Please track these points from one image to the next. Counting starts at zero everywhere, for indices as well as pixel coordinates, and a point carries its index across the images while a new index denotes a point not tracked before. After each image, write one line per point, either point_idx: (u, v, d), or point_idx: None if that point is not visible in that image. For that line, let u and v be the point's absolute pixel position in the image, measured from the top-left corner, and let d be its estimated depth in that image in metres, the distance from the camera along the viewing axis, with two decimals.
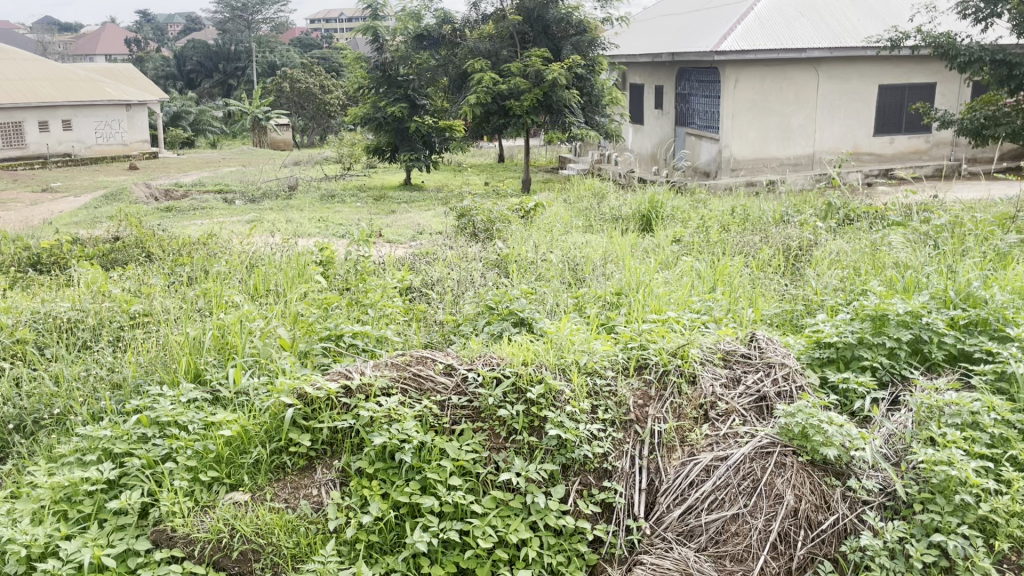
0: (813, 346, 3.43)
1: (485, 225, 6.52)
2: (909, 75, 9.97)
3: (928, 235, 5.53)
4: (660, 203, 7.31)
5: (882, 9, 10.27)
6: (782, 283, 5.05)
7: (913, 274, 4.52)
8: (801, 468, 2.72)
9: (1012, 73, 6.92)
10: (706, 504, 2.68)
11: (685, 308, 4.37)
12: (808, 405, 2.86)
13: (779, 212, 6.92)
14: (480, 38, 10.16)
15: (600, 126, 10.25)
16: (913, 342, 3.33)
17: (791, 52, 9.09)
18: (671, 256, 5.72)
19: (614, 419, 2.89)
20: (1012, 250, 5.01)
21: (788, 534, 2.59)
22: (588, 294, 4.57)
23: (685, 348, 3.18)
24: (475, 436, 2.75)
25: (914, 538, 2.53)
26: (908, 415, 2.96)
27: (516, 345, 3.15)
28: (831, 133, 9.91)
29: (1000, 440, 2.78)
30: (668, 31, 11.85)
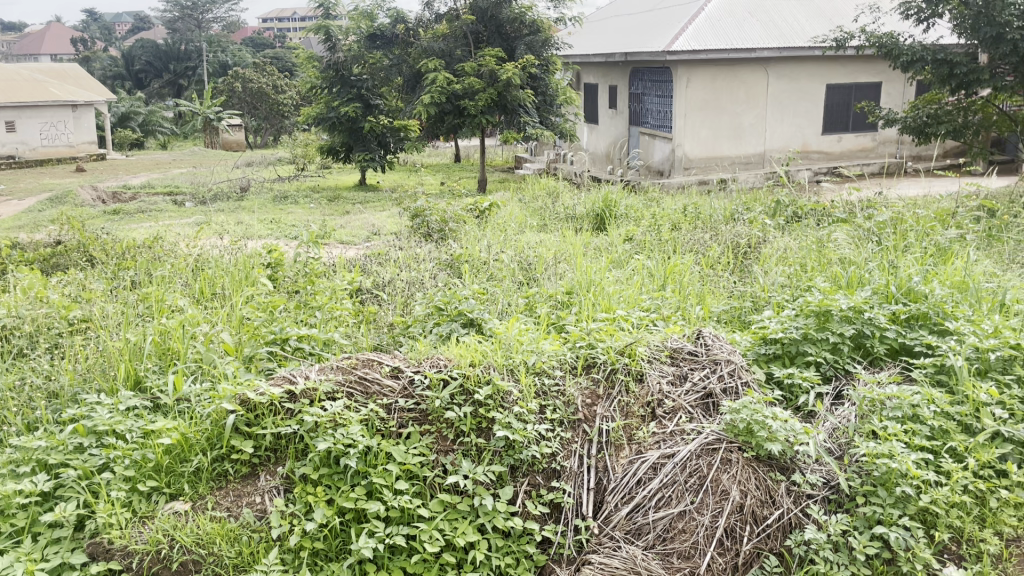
0: (759, 343, 3.46)
1: (439, 225, 6.46)
2: (854, 75, 10.16)
3: (871, 231, 5.63)
4: (613, 202, 7.34)
5: (828, 9, 10.46)
6: (731, 280, 5.11)
7: (857, 270, 4.60)
8: (746, 464, 2.74)
9: (952, 72, 7.05)
10: (653, 502, 2.68)
11: (636, 306, 4.39)
12: (753, 401, 2.89)
13: (730, 210, 7.00)
14: (434, 38, 10.08)
15: (554, 126, 10.26)
16: (856, 337, 3.38)
17: (741, 53, 9.19)
18: (624, 255, 5.74)
19: (562, 418, 2.88)
20: (953, 245, 5.12)
21: (733, 530, 2.61)
22: (538, 294, 4.56)
23: (633, 346, 3.19)
24: (423, 439, 2.72)
25: (858, 531, 2.57)
26: (850, 409, 3.01)
27: (463, 346, 3.12)
28: (780, 132, 10.06)
29: (940, 432, 2.84)
30: (620, 30, 11.91)
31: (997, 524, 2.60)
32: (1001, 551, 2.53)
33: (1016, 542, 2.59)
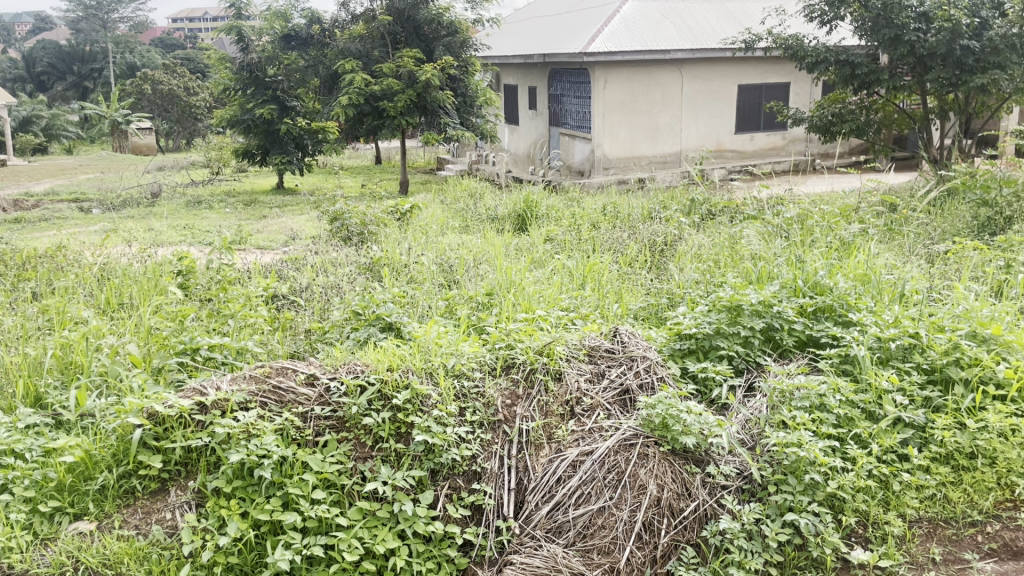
0: (674, 338, 3.53)
1: (358, 228, 6.37)
2: (764, 76, 10.47)
3: (781, 227, 5.82)
4: (534, 203, 7.39)
5: (737, 12, 10.76)
6: (648, 278, 5.20)
7: (766, 265, 4.74)
8: (662, 458, 2.80)
9: (854, 73, 7.34)
10: (573, 500, 2.69)
11: (556, 306, 4.42)
12: (668, 395, 2.94)
13: (647, 209, 7.13)
14: (350, 39, 9.94)
15: (475, 127, 10.26)
16: (766, 330, 3.48)
17: (656, 54, 9.35)
18: (544, 255, 5.78)
19: (482, 420, 2.88)
20: (856, 240, 5.32)
21: (651, 523, 2.65)
22: (459, 296, 4.53)
23: (552, 346, 3.21)
24: (340, 446, 2.68)
25: (769, 518, 2.64)
26: (762, 400, 3.09)
27: (381, 350, 3.07)
28: (695, 132, 10.29)
29: (845, 420, 2.96)
30: (537, 32, 12.00)
31: (901, 507, 2.72)
32: (904, 532, 2.65)
33: (918, 523, 2.72)
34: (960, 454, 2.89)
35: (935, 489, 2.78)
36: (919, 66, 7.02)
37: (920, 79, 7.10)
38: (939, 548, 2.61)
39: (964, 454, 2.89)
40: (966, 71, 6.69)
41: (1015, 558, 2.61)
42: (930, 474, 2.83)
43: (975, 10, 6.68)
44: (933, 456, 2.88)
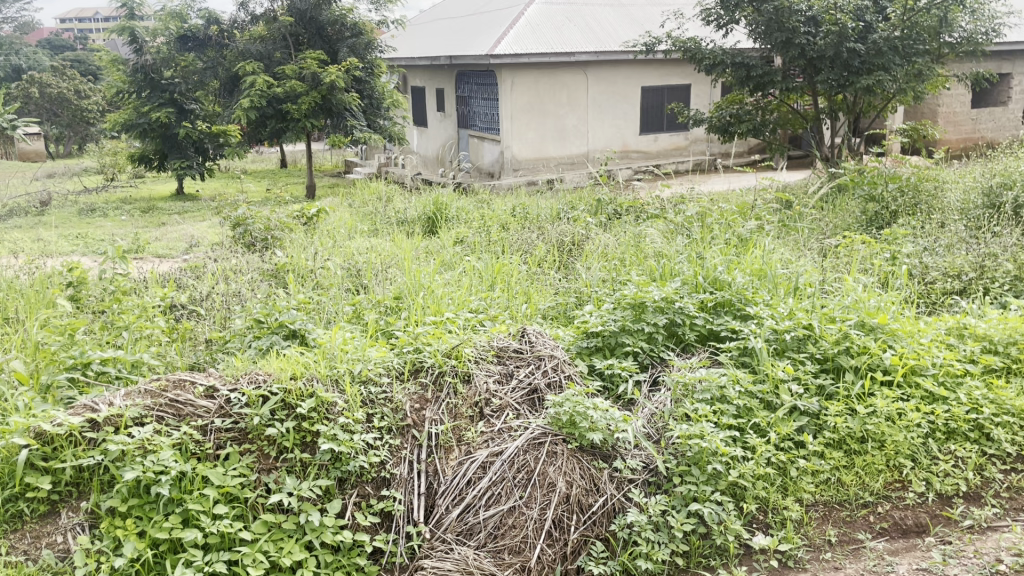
0: (581, 337, 3.58)
1: (262, 234, 6.20)
2: (665, 78, 10.71)
3: (682, 226, 5.98)
4: (444, 205, 7.38)
5: (638, 15, 11.00)
6: (556, 278, 5.26)
7: (668, 262, 4.84)
8: (570, 455, 2.83)
9: (750, 75, 7.58)
10: (484, 501, 2.69)
11: (464, 308, 4.42)
12: (575, 393, 2.98)
13: (555, 210, 7.20)
14: (251, 40, 9.67)
15: (383, 129, 10.16)
16: (669, 326, 3.57)
17: (561, 57, 9.47)
18: (454, 258, 5.77)
19: (390, 426, 2.85)
20: (753, 236, 5.50)
21: (561, 520, 2.68)
22: (366, 300, 4.46)
23: (459, 348, 3.21)
24: (243, 459, 2.61)
25: (675, 510, 2.71)
26: (665, 394, 3.17)
27: (284, 358, 3.00)
28: (601, 133, 10.45)
29: (745, 410, 3.06)
30: (443, 34, 11.97)
31: (798, 492, 2.83)
32: (801, 516, 2.76)
33: (814, 506, 2.84)
34: (852, 439, 3.02)
35: (830, 473, 2.91)
36: (809, 68, 7.33)
37: (811, 80, 7.44)
38: (834, 530, 2.74)
39: (855, 439, 3.02)
40: (853, 72, 7.04)
41: (904, 536, 2.74)
42: (824, 459, 2.95)
43: (859, 14, 6.90)
44: (827, 442, 3.01)
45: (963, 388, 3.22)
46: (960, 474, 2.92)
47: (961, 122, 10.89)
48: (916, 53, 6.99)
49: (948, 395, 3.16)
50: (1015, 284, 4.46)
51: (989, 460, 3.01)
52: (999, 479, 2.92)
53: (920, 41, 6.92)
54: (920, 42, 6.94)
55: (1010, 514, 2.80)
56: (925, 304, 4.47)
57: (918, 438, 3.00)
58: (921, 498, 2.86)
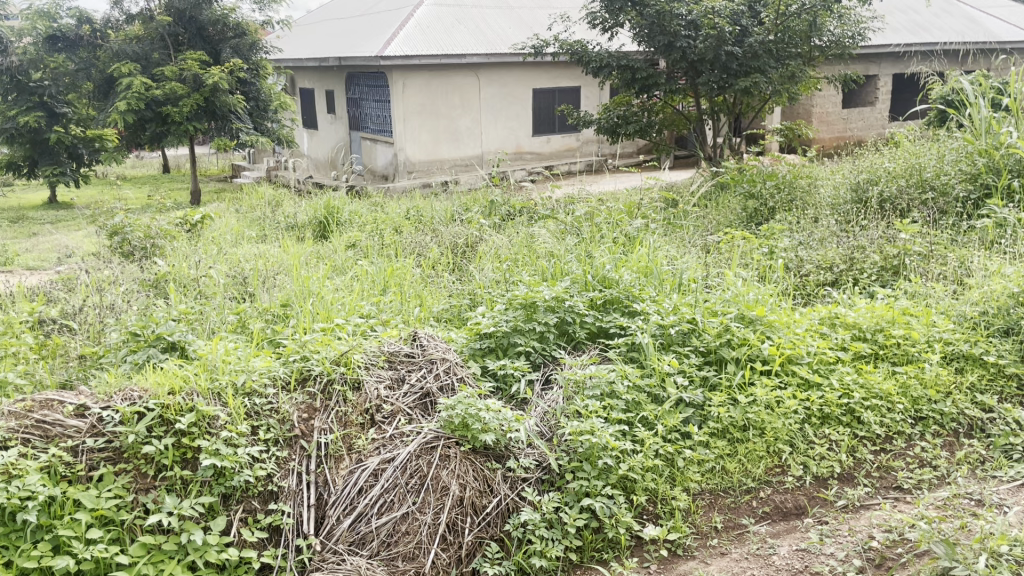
0: (474, 338, 3.57)
1: (141, 242, 5.92)
2: (555, 80, 10.85)
3: (572, 225, 6.08)
4: (335, 208, 7.25)
5: (527, 18, 11.12)
6: (448, 280, 5.24)
7: (559, 262, 4.91)
8: (463, 457, 2.83)
9: (634, 77, 7.75)
10: (375, 509, 2.65)
11: (355, 313, 4.35)
12: (467, 395, 2.97)
13: (449, 212, 7.19)
14: (126, 40, 9.24)
15: (270, 132, 9.96)
16: (559, 324, 3.60)
17: (452, 59, 9.47)
18: (345, 262, 5.68)
19: (277, 437, 2.77)
20: (639, 234, 5.65)
21: (455, 523, 2.67)
22: (252, 309, 4.32)
23: (348, 355, 3.13)
24: (118, 479, 2.48)
25: (567, 506, 2.75)
26: (557, 392, 3.20)
27: (162, 372, 2.87)
28: (494, 134, 10.50)
29: (632, 405, 3.14)
30: (331, 35, 11.77)
31: (685, 482, 2.91)
32: (689, 506, 2.84)
33: (701, 494, 2.92)
34: (735, 427, 3.13)
35: (715, 462, 3.00)
36: (690, 70, 7.59)
37: (693, 82, 7.71)
38: (720, 516, 2.83)
39: (738, 427, 3.13)
40: (732, 74, 7.31)
41: (785, 518, 2.85)
42: (709, 449, 3.05)
43: (736, 19, 7.12)
44: (711, 431, 3.11)
45: (836, 374, 3.39)
46: (834, 456, 3.05)
47: (833, 122, 11.49)
48: (790, 56, 7.38)
49: (822, 381, 3.32)
50: (881, 274, 4.72)
51: (860, 442, 3.15)
52: (870, 460, 3.07)
53: (793, 44, 7.30)
54: (792, 45, 7.35)
55: (880, 492, 2.95)
56: (801, 295, 4.69)
57: (795, 425, 3.13)
58: (800, 481, 2.99)
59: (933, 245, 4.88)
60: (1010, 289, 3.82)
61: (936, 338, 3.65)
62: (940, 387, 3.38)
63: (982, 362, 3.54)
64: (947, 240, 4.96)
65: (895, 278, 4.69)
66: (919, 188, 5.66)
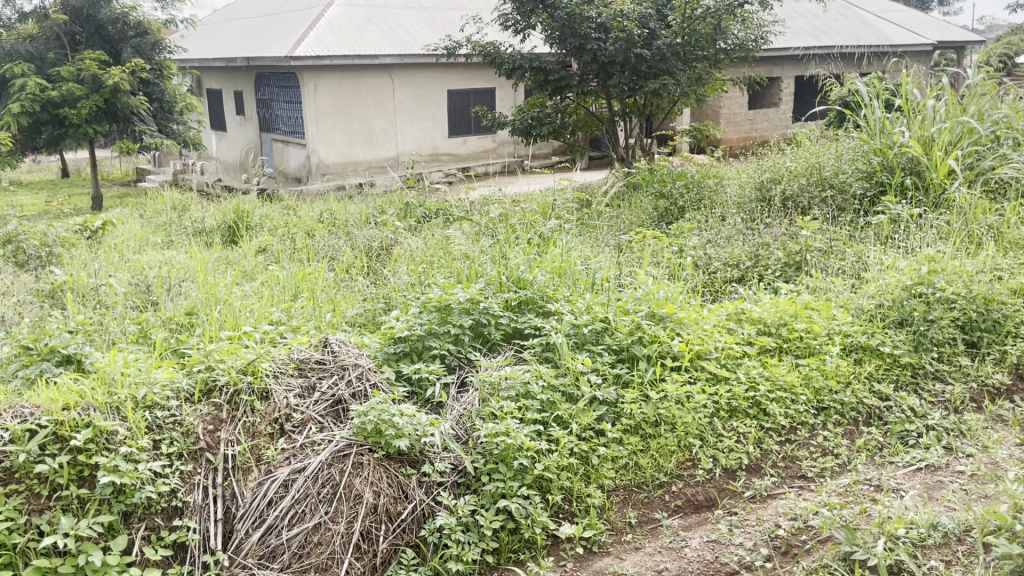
0: (387, 342, 3.51)
1: (37, 250, 5.61)
2: (469, 81, 10.84)
3: (487, 226, 6.08)
4: (245, 212, 7.07)
5: (439, 19, 11.08)
6: (362, 284, 5.16)
7: (474, 263, 4.90)
8: (377, 464, 2.78)
9: (547, 79, 7.82)
10: (286, 521, 2.59)
11: (265, 320, 4.23)
12: (380, 401, 2.92)
13: (363, 215, 7.10)
14: (18, 39, 8.80)
15: (176, 135, 9.62)
16: (475, 326, 3.58)
17: (364, 59, 9.36)
18: (254, 267, 5.53)
19: (181, 451, 2.67)
20: (553, 235, 5.68)
21: (369, 531, 2.65)
22: (154, 318, 4.15)
23: (256, 363, 3.03)
24: (9, 501, 2.36)
25: (484, 508, 2.74)
26: (473, 394, 3.18)
27: (56, 387, 2.73)
28: (410, 136, 10.41)
29: (547, 404, 3.16)
30: (238, 35, 11.46)
31: (599, 479, 2.93)
32: (603, 502, 2.87)
33: (615, 491, 2.96)
34: (647, 423, 3.17)
35: (629, 458, 3.04)
36: (602, 72, 7.70)
37: (604, 84, 7.80)
38: (634, 512, 2.87)
39: (650, 423, 3.18)
40: (641, 76, 7.49)
41: (696, 511, 2.91)
42: (622, 445, 3.09)
43: (644, 22, 7.25)
44: (625, 428, 3.15)
45: (743, 368, 3.48)
46: (742, 448, 3.13)
47: (740, 122, 11.86)
48: (697, 58, 7.55)
49: (730, 375, 3.41)
50: (784, 270, 4.88)
51: (766, 433, 3.24)
52: (775, 450, 3.16)
53: (699, 47, 7.46)
54: (699, 48, 7.50)
55: (786, 481, 3.04)
56: (709, 292, 4.81)
57: (705, 418, 3.19)
58: (710, 474, 3.05)
59: (833, 241, 5.06)
60: (904, 281, 4.00)
61: (836, 331, 3.80)
62: (840, 377, 3.51)
63: (879, 352, 3.69)
64: (846, 236, 5.15)
65: (798, 273, 4.85)
66: (819, 186, 5.86)
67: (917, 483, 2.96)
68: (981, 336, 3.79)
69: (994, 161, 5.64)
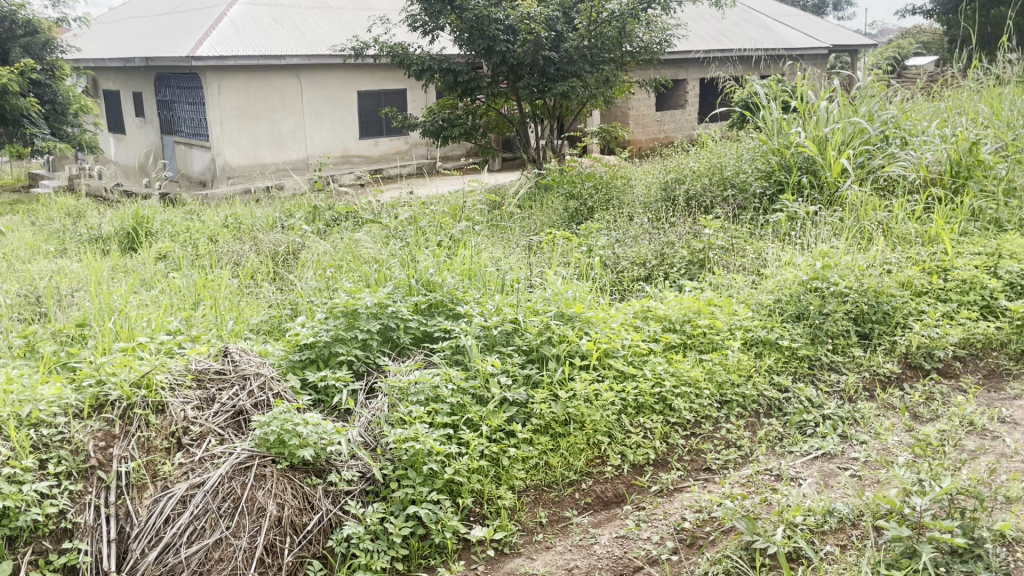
0: (292, 350, 3.42)
1: None
2: (379, 83, 10.72)
3: (396, 228, 6.01)
4: (145, 218, 6.81)
5: (346, 19, 10.91)
6: (267, 290, 5.03)
7: (382, 267, 4.83)
8: (281, 475, 2.71)
9: (457, 80, 7.78)
10: (184, 538, 2.49)
11: (163, 330, 4.06)
12: (284, 410, 2.84)
13: (270, 218, 6.93)
14: None
15: (70, 138, 9.12)
16: (383, 331, 3.52)
17: (269, 59, 9.14)
18: (153, 275, 5.33)
19: (69, 470, 2.55)
20: (464, 237, 5.66)
21: (273, 545, 2.57)
22: (43, 331, 3.95)
23: (150, 376, 2.89)
24: None
25: (393, 515, 2.71)
26: (381, 400, 3.13)
27: None
28: (318, 138, 10.22)
29: (458, 408, 3.13)
30: (136, 34, 11.03)
31: (510, 480, 2.94)
32: (514, 503, 2.88)
33: (525, 491, 2.97)
34: (556, 423, 3.19)
35: (538, 458, 3.06)
36: (511, 74, 7.72)
37: (513, 86, 7.83)
38: (544, 511, 2.89)
39: (559, 422, 3.20)
40: (550, 78, 7.56)
41: (606, 507, 2.94)
42: (532, 446, 3.10)
43: (551, 24, 7.28)
44: (534, 428, 3.16)
45: (649, 365, 3.54)
46: (649, 443, 3.19)
47: (647, 124, 12.12)
48: (603, 61, 7.66)
49: (637, 372, 3.46)
50: (689, 268, 4.98)
51: (672, 428, 3.31)
52: (681, 445, 3.23)
53: (606, 49, 7.57)
54: (606, 50, 7.59)
55: (692, 474, 3.10)
56: (618, 291, 4.88)
57: (613, 416, 3.23)
58: (618, 470, 3.09)
59: (734, 239, 5.20)
60: (800, 277, 4.15)
61: (737, 326, 3.91)
62: (742, 371, 3.60)
63: (778, 346, 3.81)
64: (746, 234, 5.31)
65: (701, 270, 4.96)
66: (721, 186, 6.05)
67: (815, 471, 3.06)
68: (872, 327, 3.96)
69: (883, 159, 5.89)
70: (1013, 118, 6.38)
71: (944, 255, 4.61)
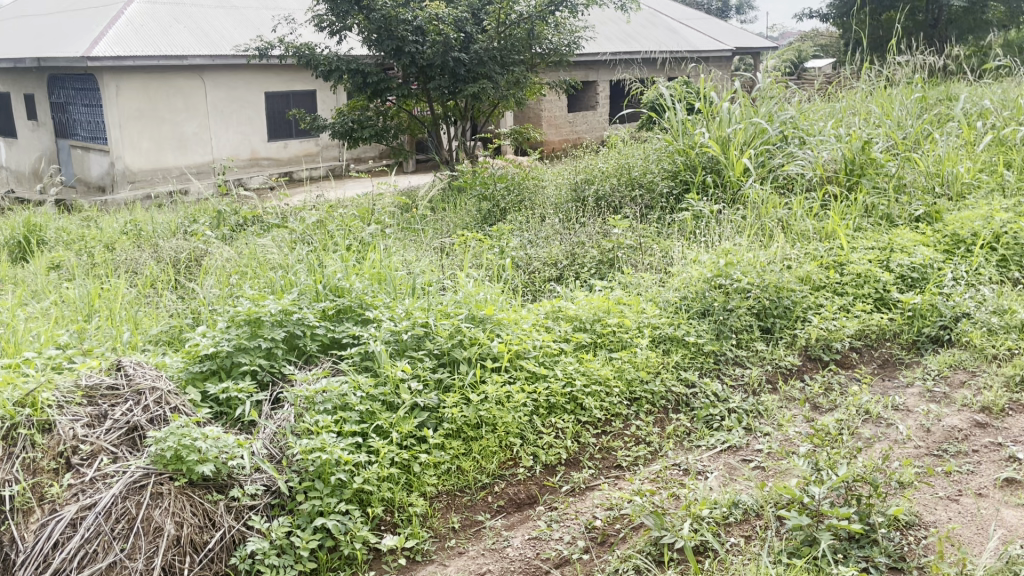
0: (192, 361, 3.29)
1: None
2: (287, 84, 10.49)
3: (303, 233, 5.87)
4: (37, 226, 6.48)
5: (251, 19, 10.64)
6: (166, 299, 4.83)
7: (288, 274, 4.71)
8: (179, 492, 2.59)
9: (365, 80, 7.65)
10: (74, 563, 2.37)
11: (53, 344, 3.85)
12: (181, 424, 2.71)
13: (173, 225, 6.68)
14: None
15: None
16: (289, 338, 3.43)
17: (170, 59, 8.82)
18: (43, 286, 5.06)
19: None
20: (374, 240, 5.57)
21: (172, 565, 2.47)
22: None
23: (36, 394, 2.72)
24: None
25: (300, 528, 2.63)
26: (287, 410, 3.03)
27: None
28: (224, 140, 9.92)
29: (367, 415, 3.07)
30: (25, 33, 10.49)
31: (421, 486, 2.90)
32: (425, 510, 2.84)
33: (437, 497, 2.94)
34: (468, 426, 3.16)
35: (450, 463, 3.02)
36: (421, 75, 7.65)
37: (424, 87, 7.76)
38: (456, 516, 2.86)
39: (471, 426, 3.17)
40: (460, 80, 7.53)
41: (518, 509, 2.94)
42: (444, 450, 3.06)
43: (459, 25, 7.25)
44: (446, 432, 3.13)
45: (560, 365, 3.55)
46: (561, 443, 3.20)
47: (559, 125, 12.25)
48: (513, 62, 7.69)
49: (548, 372, 3.47)
50: (598, 267, 5.03)
51: (583, 427, 3.33)
52: (592, 443, 3.25)
53: (515, 51, 7.61)
54: (515, 52, 7.65)
55: (603, 472, 3.12)
56: (529, 291, 4.88)
57: (524, 417, 3.23)
58: (530, 471, 3.09)
59: (641, 238, 5.27)
60: (705, 274, 4.23)
61: (645, 323, 3.97)
62: (650, 368, 3.65)
63: (684, 342, 3.88)
64: (654, 232, 5.39)
65: (611, 269, 5.02)
66: (629, 186, 6.13)
67: (721, 465, 3.12)
68: (774, 322, 4.09)
69: (782, 158, 6.09)
70: (902, 118, 6.67)
71: (840, 250, 4.79)
